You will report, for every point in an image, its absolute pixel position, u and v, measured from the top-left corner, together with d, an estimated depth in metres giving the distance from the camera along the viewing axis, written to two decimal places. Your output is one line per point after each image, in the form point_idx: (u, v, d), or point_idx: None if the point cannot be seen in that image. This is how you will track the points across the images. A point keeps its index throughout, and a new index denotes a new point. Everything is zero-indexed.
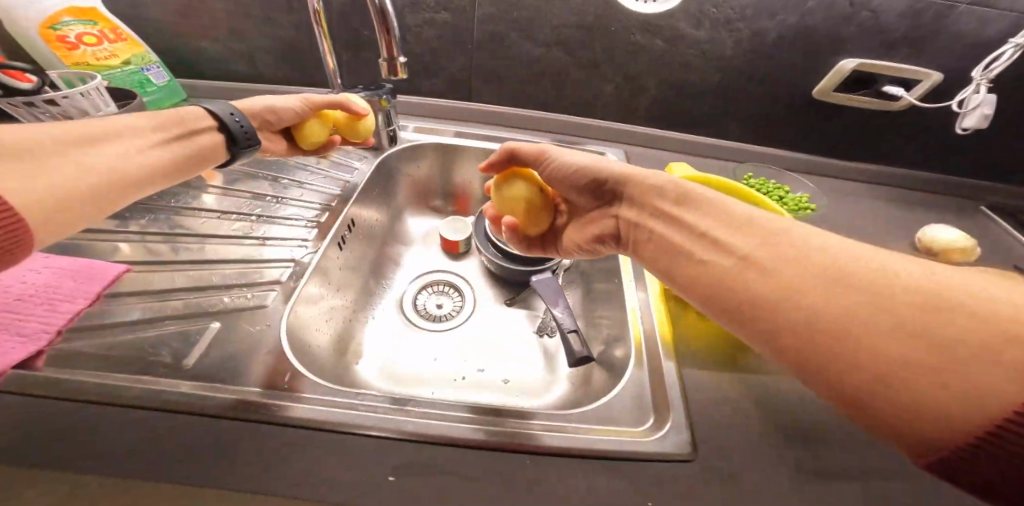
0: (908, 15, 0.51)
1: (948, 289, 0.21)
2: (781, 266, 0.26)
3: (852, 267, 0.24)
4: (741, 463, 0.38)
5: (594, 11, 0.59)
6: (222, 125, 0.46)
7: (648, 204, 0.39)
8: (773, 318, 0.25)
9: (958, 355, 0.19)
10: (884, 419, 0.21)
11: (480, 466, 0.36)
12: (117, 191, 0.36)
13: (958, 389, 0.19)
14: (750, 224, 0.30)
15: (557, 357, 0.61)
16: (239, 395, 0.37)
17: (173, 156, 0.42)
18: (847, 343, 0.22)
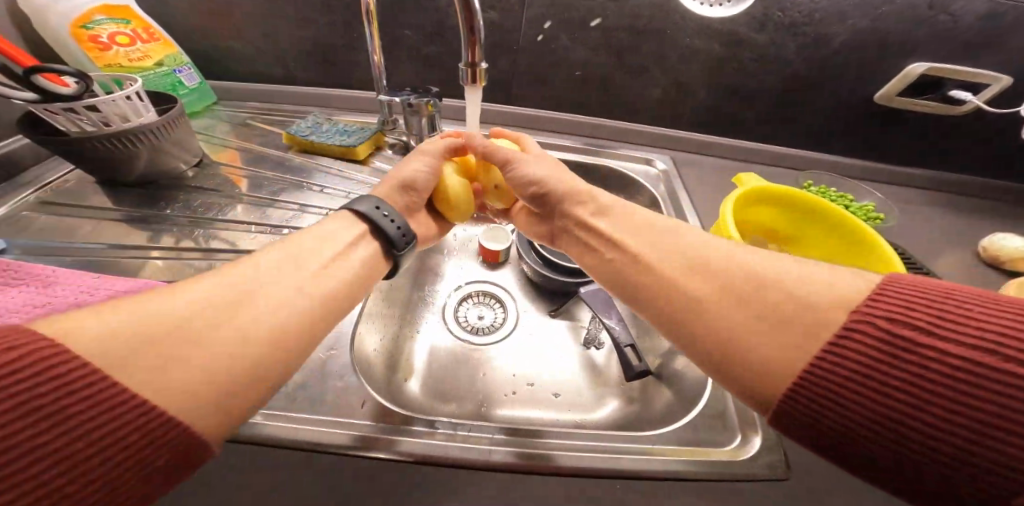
0: (986, 18, 0.53)
1: (789, 281, 0.28)
2: (661, 260, 0.34)
3: (728, 268, 0.30)
4: (831, 487, 0.37)
5: (649, 13, 0.57)
6: (374, 228, 0.39)
7: (573, 211, 0.44)
8: (655, 300, 0.33)
9: (778, 323, 0.27)
10: (737, 375, 0.27)
11: (583, 493, 0.35)
12: (284, 353, 0.27)
13: (778, 346, 0.26)
14: (653, 230, 0.37)
15: (605, 369, 0.57)
16: (352, 430, 0.37)
17: (336, 289, 0.33)
18: (702, 317, 0.29)
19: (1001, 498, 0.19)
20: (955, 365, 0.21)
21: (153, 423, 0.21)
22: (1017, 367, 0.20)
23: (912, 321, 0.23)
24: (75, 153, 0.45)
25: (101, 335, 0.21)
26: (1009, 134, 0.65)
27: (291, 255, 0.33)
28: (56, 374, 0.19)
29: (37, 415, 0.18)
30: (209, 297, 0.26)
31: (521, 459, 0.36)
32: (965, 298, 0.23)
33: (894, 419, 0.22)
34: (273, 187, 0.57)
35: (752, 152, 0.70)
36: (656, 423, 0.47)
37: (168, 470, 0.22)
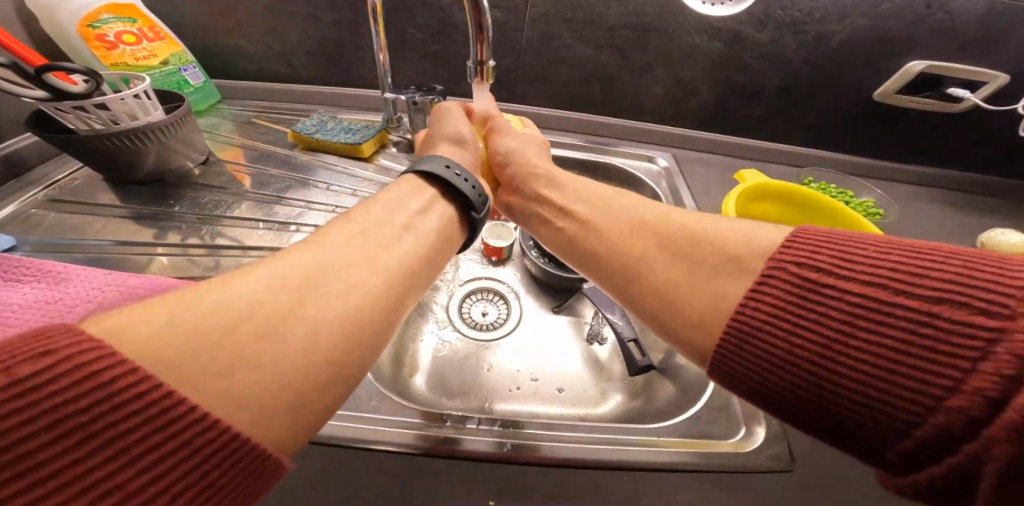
0: (985, 17, 0.54)
1: (720, 235, 0.30)
2: (610, 224, 0.35)
3: (670, 226, 0.32)
4: (834, 477, 0.38)
5: (652, 12, 0.58)
6: (446, 189, 0.38)
7: (529, 186, 0.44)
8: (606, 260, 0.34)
9: (713, 273, 0.28)
10: (675, 325, 0.28)
11: (593, 484, 0.36)
12: (374, 324, 0.25)
13: (708, 295, 0.27)
14: (601, 196, 0.39)
15: (608, 363, 0.58)
16: (373, 427, 0.37)
17: (417, 259, 0.30)
18: (647, 271, 0.31)
19: (901, 434, 0.19)
20: (855, 302, 0.21)
21: (237, 416, 0.18)
22: (906, 298, 0.20)
23: (816, 264, 0.23)
24: (87, 151, 0.46)
25: (183, 308, 0.20)
26: (1008, 130, 0.66)
27: (371, 218, 0.31)
28: (137, 351, 0.17)
29: (115, 402, 0.16)
30: (295, 263, 0.24)
31: (527, 450, 0.37)
32: (866, 242, 0.24)
33: (803, 358, 0.22)
34: (277, 185, 0.57)
35: (752, 148, 0.70)
36: (659, 416, 0.48)
37: (261, 467, 0.19)
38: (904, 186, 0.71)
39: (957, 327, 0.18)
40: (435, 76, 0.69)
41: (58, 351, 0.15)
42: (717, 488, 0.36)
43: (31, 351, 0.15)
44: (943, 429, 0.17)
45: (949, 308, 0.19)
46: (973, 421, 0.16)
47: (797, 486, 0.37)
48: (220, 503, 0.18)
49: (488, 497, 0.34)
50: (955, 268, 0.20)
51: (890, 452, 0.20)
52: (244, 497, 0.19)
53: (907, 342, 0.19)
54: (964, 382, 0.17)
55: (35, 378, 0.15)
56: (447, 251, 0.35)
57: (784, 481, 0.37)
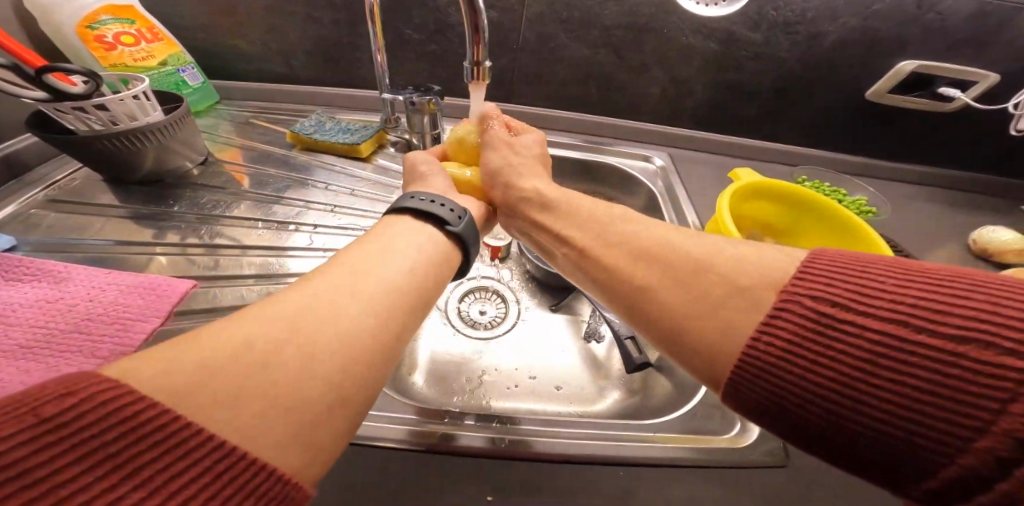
0: (974, 17, 0.55)
1: (722, 264, 0.28)
2: (608, 253, 0.33)
3: (669, 250, 0.30)
4: (829, 474, 0.38)
5: (647, 12, 0.59)
6: (424, 214, 0.36)
7: (518, 202, 0.43)
8: (611, 295, 0.32)
9: (721, 305, 0.26)
10: (685, 349, 0.27)
11: (590, 479, 0.36)
12: (353, 367, 0.23)
13: (721, 333, 0.25)
14: (597, 219, 0.36)
15: (606, 362, 0.59)
16: (373, 424, 0.38)
17: (399, 284, 0.29)
18: (651, 305, 0.29)
19: (932, 471, 0.19)
20: (876, 338, 0.21)
21: (236, 467, 0.17)
22: (928, 337, 0.20)
23: (833, 297, 0.23)
24: (86, 152, 0.46)
25: (155, 374, 0.18)
26: (999, 129, 0.67)
27: (347, 254, 0.30)
28: (123, 414, 0.16)
29: (106, 466, 0.15)
30: (270, 317, 0.23)
31: (524, 447, 0.37)
32: (881, 270, 0.24)
33: (830, 396, 0.21)
34: (275, 185, 0.57)
35: (747, 147, 0.71)
36: (657, 412, 0.49)
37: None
38: (898, 185, 0.72)
39: (984, 368, 0.18)
40: (433, 76, 0.70)
41: (43, 423, 0.15)
42: (712, 482, 0.37)
43: (10, 426, 0.14)
44: (971, 468, 0.18)
45: (974, 347, 0.19)
46: (1002, 464, 0.17)
47: (791, 481, 0.37)
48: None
49: (486, 494, 0.34)
50: (974, 304, 0.20)
51: (919, 487, 0.20)
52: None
53: (936, 385, 0.19)
54: (994, 425, 0.17)
55: (21, 450, 0.14)
56: (443, 285, 0.33)
57: (781, 475, 0.38)
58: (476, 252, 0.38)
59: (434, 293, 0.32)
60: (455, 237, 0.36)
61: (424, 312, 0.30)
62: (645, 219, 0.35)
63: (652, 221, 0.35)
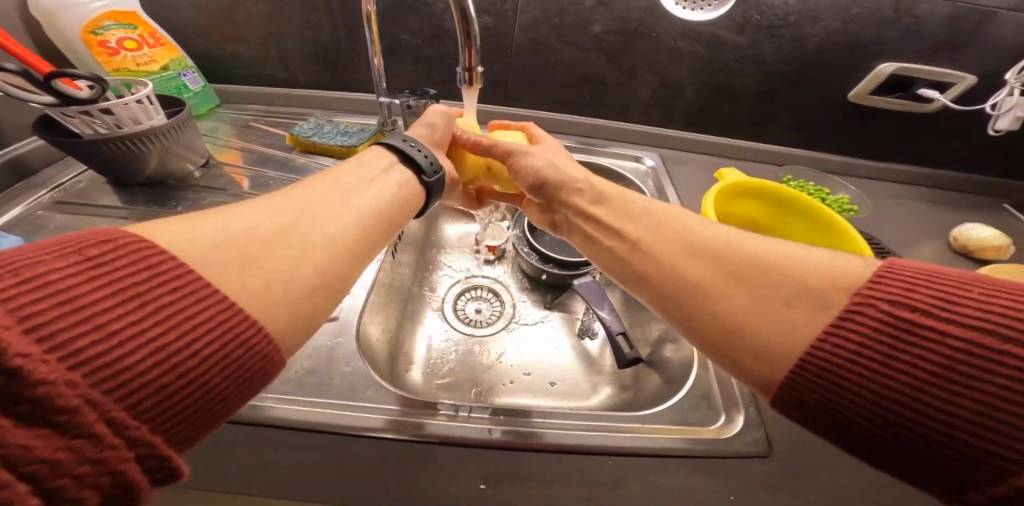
0: (951, 20, 0.57)
1: (789, 263, 0.30)
2: (663, 248, 0.34)
3: (731, 250, 0.32)
4: (808, 461, 0.40)
5: (637, 17, 0.61)
6: (406, 159, 0.40)
7: (570, 203, 0.44)
8: (660, 286, 0.33)
9: (786, 304, 0.28)
10: (746, 352, 0.28)
11: (580, 468, 0.37)
12: (331, 267, 0.28)
13: (780, 324, 0.27)
14: (654, 216, 0.38)
15: (601, 359, 0.60)
16: (372, 417, 0.39)
17: (378, 210, 0.34)
18: (706, 298, 0.30)
19: (993, 478, 0.20)
20: (957, 348, 0.22)
21: (233, 323, 0.22)
22: (1014, 348, 0.20)
23: (914, 304, 0.24)
24: (91, 156, 0.48)
25: (177, 245, 0.23)
26: (978, 129, 0.69)
27: (335, 174, 0.35)
28: (146, 266, 0.21)
29: (133, 303, 0.19)
30: (268, 213, 0.28)
31: (516, 437, 0.39)
32: (968, 281, 0.24)
33: (895, 395, 0.23)
34: (274, 186, 0.59)
35: (736, 147, 0.73)
36: (647, 405, 0.50)
37: (246, 377, 0.23)
38: (882, 185, 0.74)
39: None
40: (430, 79, 0.72)
41: (86, 262, 0.19)
42: (699, 472, 0.38)
43: (61, 262, 0.18)
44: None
45: None
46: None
47: (775, 469, 0.39)
48: (202, 413, 0.21)
49: (480, 482, 0.36)
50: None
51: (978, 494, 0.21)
52: (214, 417, 0.22)
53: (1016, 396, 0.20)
54: None
55: (71, 280, 0.18)
56: (410, 217, 0.38)
57: (763, 463, 0.39)
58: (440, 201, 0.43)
59: (405, 222, 0.38)
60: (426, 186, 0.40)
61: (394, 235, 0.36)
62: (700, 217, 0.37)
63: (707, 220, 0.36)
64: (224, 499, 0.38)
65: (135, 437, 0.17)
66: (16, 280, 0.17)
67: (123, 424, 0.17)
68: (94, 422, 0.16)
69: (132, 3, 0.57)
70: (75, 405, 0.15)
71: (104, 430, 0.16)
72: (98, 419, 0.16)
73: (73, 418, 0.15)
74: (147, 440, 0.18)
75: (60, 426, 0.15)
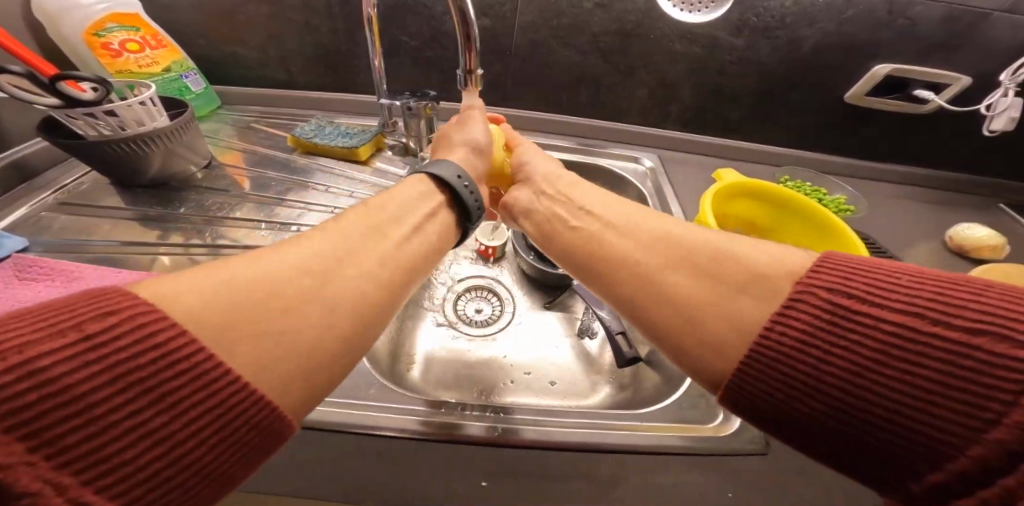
0: (944, 22, 0.58)
1: (739, 251, 0.28)
2: (621, 236, 0.33)
3: (688, 239, 0.31)
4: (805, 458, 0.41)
5: (635, 19, 0.61)
6: (453, 196, 0.39)
7: (538, 192, 0.44)
8: (618, 272, 0.31)
9: (737, 291, 0.26)
10: (696, 340, 0.26)
11: (579, 466, 0.38)
12: (355, 330, 0.25)
13: (728, 312, 0.26)
14: (620, 206, 0.37)
15: (600, 358, 0.60)
16: (373, 414, 0.39)
17: (417, 256, 0.32)
18: (658, 287, 0.29)
19: (934, 464, 0.19)
20: (893, 332, 0.21)
21: (244, 407, 0.20)
22: (946, 330, 0.20)
23: (850, 289, 0.23)
24: (95, 157, 0.48)
25: (192, 305, 0.21)
26: (973, 129, 0.69)
27: (382, 210, 0.33)
28: (154, 342, 0.19)
29: (136, 390, 0.18)
30: (303, 259, 0.26)
31: (514, 435, 0.39)
32: (898, 270, 0.24)
33: (838, 383, 0.21)
34: (276, 187, 0.59)
35: (733, 147, 0.73)
36: (646, 403, 0.50)
37: (254, 454, 0.22)
38: (878, 185, 0.74)
39: (1000, 362, 0.18)
40: (430, 81, 0.72)
41: (85, 341, 0.17)
42: (697, 469, 0.39)
43: (57, 340, 0.17)
44: (979, 460, 0.18)
45: (989, 341, 0.19)
46: (1010, 454, 0.17)
47: (771, 466, 0.40)
48: (213, 492, 0.21)
49: (481, 480, 0.36)
50: (991, 301, 0.20)
51: (917, 482, 0.20)
52: (229, 489, 0.22)
53: (953, 378, 0.19)
54: (1005, 416, 0.17)
55: (66, 364, 0.17)
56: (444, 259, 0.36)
57: (761, 461, 0.40)
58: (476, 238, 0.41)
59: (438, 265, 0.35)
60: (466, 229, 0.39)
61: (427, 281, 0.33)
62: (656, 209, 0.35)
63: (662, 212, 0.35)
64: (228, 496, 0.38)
65: None
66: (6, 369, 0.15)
67: None
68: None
69: (135, 5, 0.58)
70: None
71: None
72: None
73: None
74: None
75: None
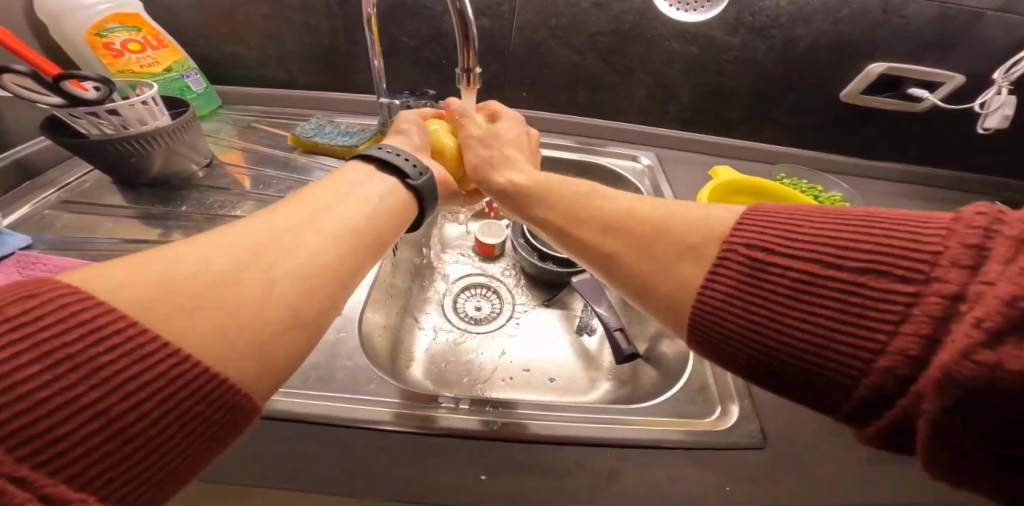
0: (937, 21, 0.58)
1: (675, 221, 0.31)
2: (577, 221, 0.37)
3: (630, 215, 0.34)
4: (802, 450, 0.41)
5: (632, 19, 0.62)
6: (384, 165, 0.40)
7: (502, 186, 0.46)
8: (589, 259, 0.36)
9: (678, 258, 0.30)
10: (659, 307, 0.30)
11: (578, 459, 0.38)
12: (333, 269, 0.28)
13: (675, 280, 0.29)
14: (569, 191, 0.40)
15: (598, 354, 0.61)
16: (375, 408, 0.40)
17: (371, 211, 0.34)
18: (618, 267, 0.33)
19: (848, 396, 0.22)
20: (799, 279, 0.24)
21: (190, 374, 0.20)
22: (842, 272, 0.23)
23: (766, 244, 0.26)
24: (98, 156, 0.49)
25: (116, 290, 0.20)
26: (968, 127, 0.70)
27: (325, 182, 0.35)
28: (74, 320, 0.18)
29: (64, 366, 0.17)
30: (257, 217, 0.28)
31: (513, 430, 0.39)
32: (812, 217, 0.26)
33: (762, 330, 0.24)
34: (277, 185, 0.60)
35: (730, 145, 0.74)
36: (644, 399, 0.51)
37: (211, 430, 0.21)
38: (875, 183, 0.75)
39: (883, 295, 0.21)
40: (429, 80, 0.73)
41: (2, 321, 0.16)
42: (695, 462, 0.39)
43: None
44: (876, 387, 0.20)
45: (876, 277, 0.21)
46: (902, 378, 0.19)
47: (767, 460, 0.40)
48: (162, 473, 0.20)
49: (481, 473, 0.37)
50: (880, 239, 0.23)
51: (842, 412, 0.23)
52: (180, 473, 0.21)
53: (850, 315, 0.22)
54: (889, 344, 0.20)
55: None
56: (400, 230, 0.38)
57: (757, 454, 0.40)
58: (431, 210, 0.42)
59: (393, 238, 0.36)
60: (413, 190, 0.40)
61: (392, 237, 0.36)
62: (607, 187, 0.39)
63: (611, 189, 0.39)
64: (231, 491, 0.39)
65: None
66: None
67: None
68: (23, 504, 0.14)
69: (136, 5, 0.58)
70: None
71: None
72: (29, 498, 0.15)
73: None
74: None
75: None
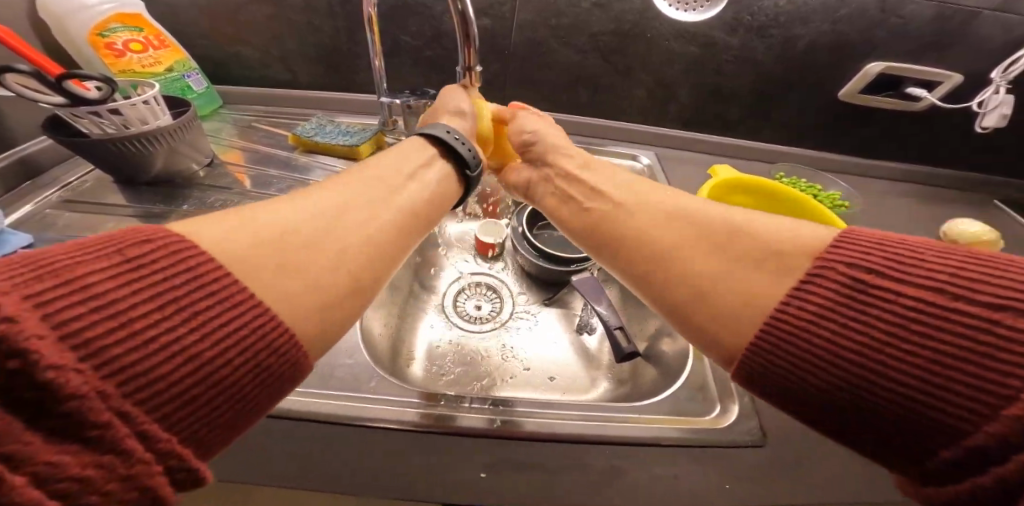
0: (935, 20, 0.59)
1: (758, 232, 0.31)
2: (641, 212, 0.37)
3: (704, 218, 0.34)
4: (802, 449, 0.41)
5: (632, 19, 0.62)
6: (447, 151, 0.42)
7: (557, 169, 0.47)
8: (633, 250, 0.35)
9: (757, 267, 0.29)
10: (716, 313, 0.29)
11: (577, 456, 0.38)
12: (373, 263, 0.30)
13: (749, 288, 0.28)
14: (634, 186, 0.40)
15: (598, 353, 0.61)
16: (375, 405, 0.40)
17: (415, 207, 0.36)
18: (680, 264, 0.32)
19: (953, 442, 0.20)
20: (910, 306, 0.22)
21: (265, 330, 0.23)
22: (965, 305, 0.21)
23: (870, 267, 0.24)
24: (99, 155, 0.49)
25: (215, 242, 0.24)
26: (966, 127, 0.70)
27: (379, 171, 0.36)
28: (184, 266, 0.21)
29: (169, 307, 0.20)
30: (308, 210, 0.30)
31: (512, 427, 0.39)
32: (920, 247, 0.25)
33: (859, 359, 0.22)
34: (277, 185, 0.60)
35: (729, 145, 0.74)
36: (644, 397, 0.51)
37: (271, 382, 0.23)
38: (873, 182, 0.75)
39: (1015, 337, 0.19)
40: (430, 80, 0.73)
41: (127, 263, 0.20)
42: (694, 459, 0.39)
43: (103, 262, 0.19)
44: (995, 436, 0.18)
45: (1009, 317, 0.20)
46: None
47: (766, 458, 0.40)
48: (232, 417, 0.22)
49: (480, 471, 0.37)
50: (1012, 278, 0.21)
51: (935, 459, 0.21)
52: (243, 421, 0.23)
53: (970, 353, 0.20)
54: (1022, 392, 0.18)
55: (112, 282, 0.19)
56: (443, 215, 0.39)
57: (757, 451, 0.41)
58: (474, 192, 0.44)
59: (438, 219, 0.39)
60: (467, 178, 0.42)
61: (425, 232, 0.37)
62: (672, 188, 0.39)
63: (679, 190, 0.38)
64: (231, 488, 0.39)
65: (165, 448, 0.18)
66: (63, 284, 0.17)
67: (156, 438, 0.18)
68: (125, 437, 0.17)
69: (139, 5, 0.58)
70: (106, 419, 0.16)
71: (133, 445, 0.17)
72: (129, 434, 0.17)
73: (104, 434, 0.16)
74: (175, 450, 0.18)
75: (91, 441, 0.16)
